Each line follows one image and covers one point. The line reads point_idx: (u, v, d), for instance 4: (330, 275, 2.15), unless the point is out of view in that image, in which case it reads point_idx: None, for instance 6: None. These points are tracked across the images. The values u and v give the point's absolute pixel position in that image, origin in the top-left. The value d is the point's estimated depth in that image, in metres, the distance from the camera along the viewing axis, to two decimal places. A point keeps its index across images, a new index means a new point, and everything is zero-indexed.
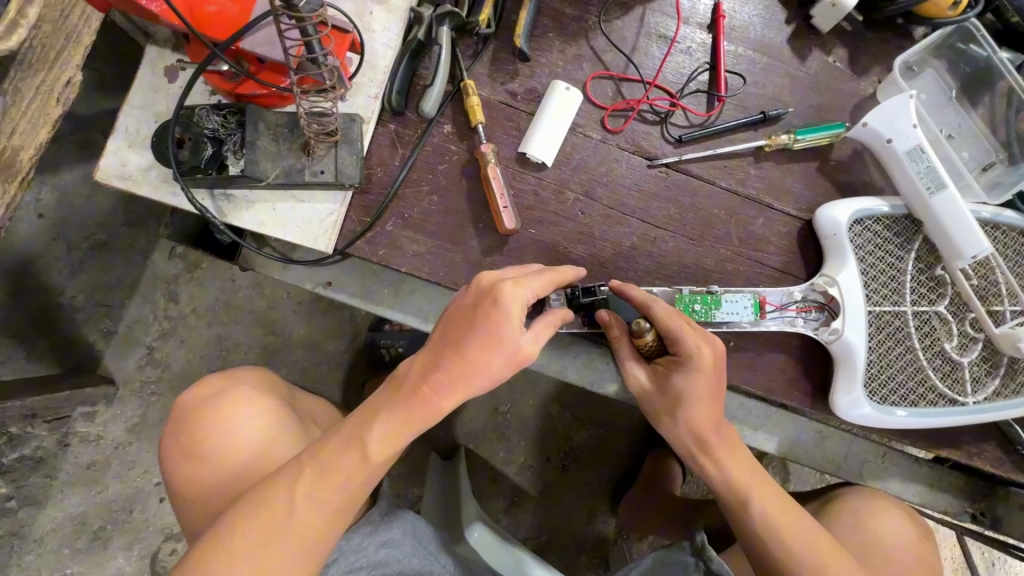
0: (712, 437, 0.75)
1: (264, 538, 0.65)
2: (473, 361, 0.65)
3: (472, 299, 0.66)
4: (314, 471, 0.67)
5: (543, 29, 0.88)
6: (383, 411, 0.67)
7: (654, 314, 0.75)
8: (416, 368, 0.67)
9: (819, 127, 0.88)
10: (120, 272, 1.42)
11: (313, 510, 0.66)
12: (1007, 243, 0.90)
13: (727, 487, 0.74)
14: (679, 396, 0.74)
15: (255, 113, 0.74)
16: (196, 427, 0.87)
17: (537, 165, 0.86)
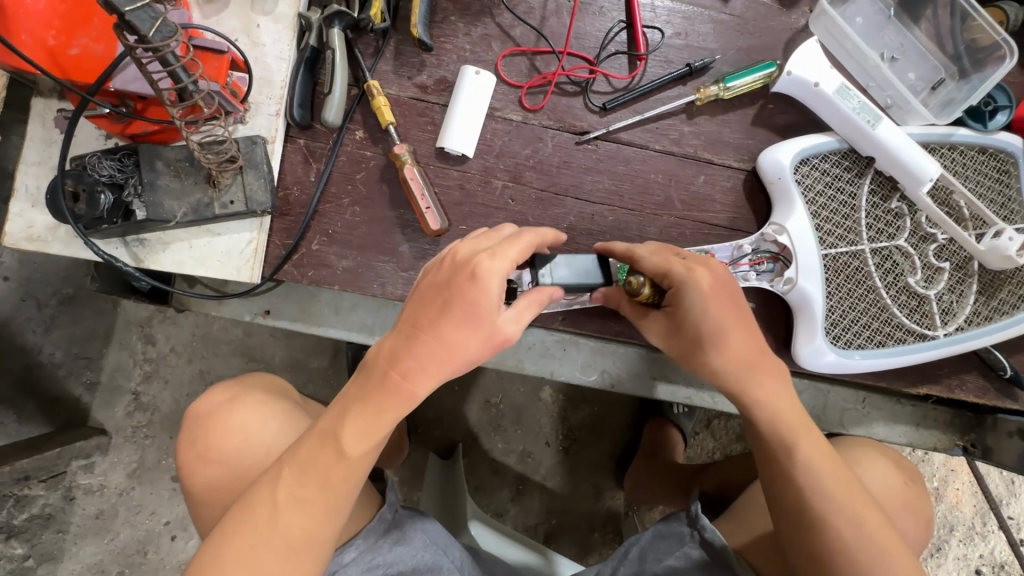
0: (737, 371, 0.67)
1: (247, 544, 0.60)
2: (452, 345, 0.57)
3: (444, 276, 0.58)
4: (294, 472, 0.61)
5: (444, 14, 0.83)
6: (355, 405, 0.59)
7: (638, 255, 0.69)
8: (386, 353, 0.58)
9: (749, 70, 0.83)
10: (94, 323, 1.39)
11: (296, 513, 0.61)
12: (966, 162, 0.85)
13: (770, 425, 0.67)
14: (700, 333, 0.66)
15: (150, 153, 0.71)
16: (211, 429, 0.82)
17: (458, 159, 0.83)
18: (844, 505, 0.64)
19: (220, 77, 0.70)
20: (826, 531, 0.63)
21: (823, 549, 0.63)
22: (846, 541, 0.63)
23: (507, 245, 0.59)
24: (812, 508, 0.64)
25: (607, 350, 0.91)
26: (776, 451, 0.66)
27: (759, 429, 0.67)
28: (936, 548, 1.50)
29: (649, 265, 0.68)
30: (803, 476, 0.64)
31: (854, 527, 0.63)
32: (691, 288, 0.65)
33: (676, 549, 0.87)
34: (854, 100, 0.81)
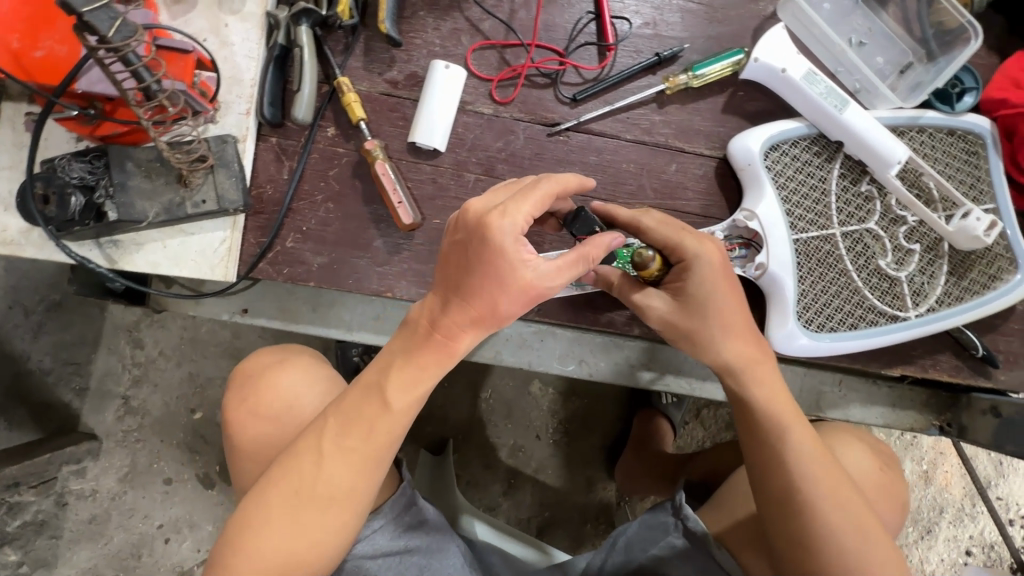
0: (739, 343, 0.70)
1: (297, 492, 0.61)
2: (492, 298, 0.58)
3: (463, 232, 0.59)
4: (340, 423, 0.62)
5: (413, 9, 0.84)
6: (399, 359, 0.62)
7: (646, 225, 0.71)
8: (427, 311, 0.61)
9: (717, 57, 0.84)
10: (82, 328, 1.39)
11: (343, 465, 0.61)
12: (934, 145, 0.86)
13: (765, 407, 0.68)
14: (704, 302, 0.69)
15: (120, 154, 0.72)
16: (262, 386, 0.80)
17: (430, 153, 0.83)
18: (830, 494, 0.65)
19: (186, 77, 0.70)
20: (810, 516, 0.64)
21: (806, 531, 0.64)
22: (830, 525, 0.64)
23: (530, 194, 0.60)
24: (799, 494, 0.65)
25: (583, 339, 0.92)
26: (769, 435, 0.68)
27: (752, 411, 0.69)
28: (926, 530, 1.51)
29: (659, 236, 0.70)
30: (793, 463, 0.66)
31: (838, 516, 0.64)
32: (702, 258, 0.69)
33: (661, 539, 0.87)
34: (821, 86, 0.82)
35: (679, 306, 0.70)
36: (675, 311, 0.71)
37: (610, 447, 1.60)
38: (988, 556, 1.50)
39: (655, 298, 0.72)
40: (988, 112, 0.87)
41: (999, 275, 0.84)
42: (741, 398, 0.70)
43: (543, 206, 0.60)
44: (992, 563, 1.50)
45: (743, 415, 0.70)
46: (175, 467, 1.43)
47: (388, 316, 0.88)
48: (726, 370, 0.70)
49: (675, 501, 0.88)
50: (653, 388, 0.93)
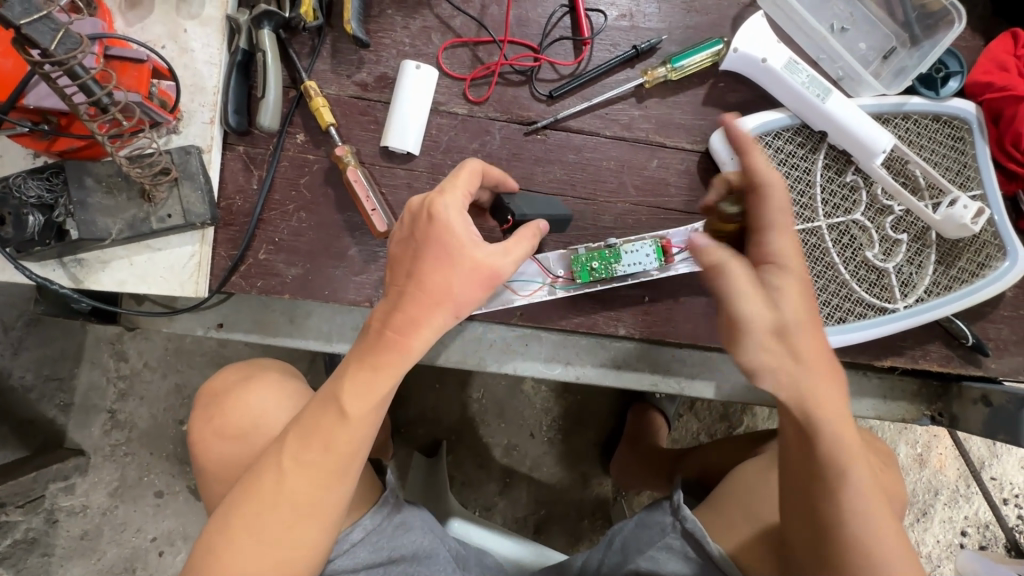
0: (815, 377, 0.57)
1: (259, 513, 0.58)
2: (439, 288, 0.57)
3: (409, 227, 0.60)
4: (299, 440, 0.59)
5: (380, 8, 0.81)
6: (354, 363, 0.59)
7: (768, 195, 0.60)
8: (380, 312, 0.59)
9: (696, 49, 0.82)
10: (63, 343, 1.34)
11: (306, 481, 0.58)
12: (920, 131, 0.84)
13: (827, 456, 0.57)
14: (799, 330, 0.57)
15: (78, 170, 0.69)
16: (227, 404, 0.79)
17: (404, 157, 0.81)
18: (886, 533, 0.58)
19: (142, 87, 0.67)
20: (867, 562, 0.57)
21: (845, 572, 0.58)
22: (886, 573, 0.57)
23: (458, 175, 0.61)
24: (853, 543, 0.58)
25: (570, 342, 0.91)
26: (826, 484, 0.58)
27: (812, 458, 0.58)
28: (922, 513, 1.51)
29: (769, 215, 0.61)
30: (850, 513, 0.57)
31: (891, 556, 0.58)
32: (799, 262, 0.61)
33: (659, 540, 0.86)
34: (803, 75, 0.80)
35: (780, 324, 0.57)
36: (770, 336, 0.56)
37: (604, 443, 1.52)
38: (984, 536, 1.51)
39: (759, 304, 0.57)
40: (975, 96, 0.85)
41: (988, 263, 0.83)
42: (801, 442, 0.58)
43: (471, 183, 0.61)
44: (987, 542, 1.51)
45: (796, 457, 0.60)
46: (166, 480, 1.38)
47: None
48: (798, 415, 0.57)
49: (672, 499, 0.87)
50: (640, 388, 0.92)
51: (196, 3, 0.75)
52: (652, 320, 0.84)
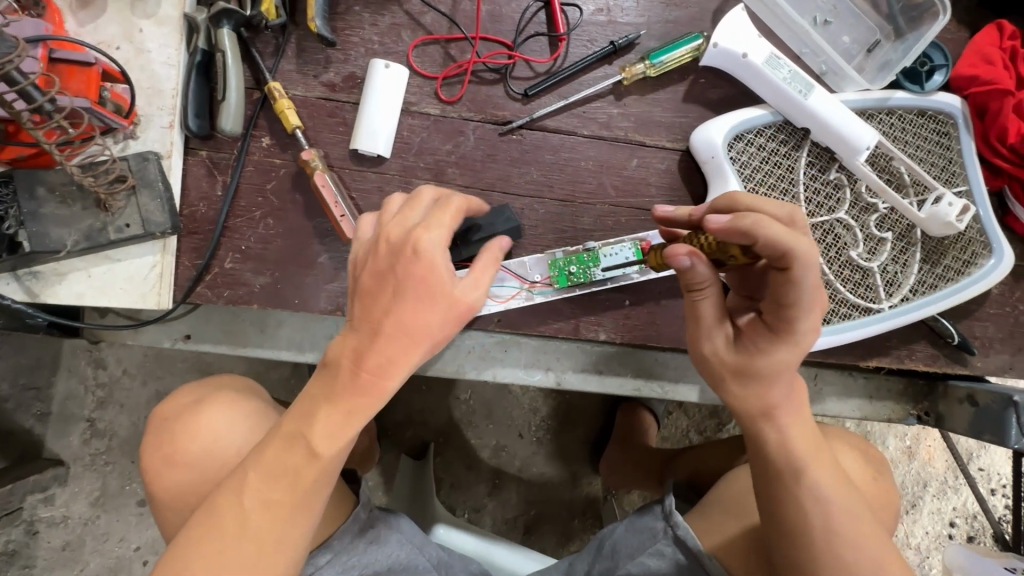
0: (772, 396, 0.63)
1: (215, 551, 0.54)
2: (414, 330, 0.54)
3: (385, 261, 0.54)
4: (263, 475, 0.55)
5: (347, 4, 0.78)
6: (323, 404, 0.55)
7: (800, 283, 0.56)
8: (350, 351, 0.55)
9: (675, 44, 0.79)
10: (38, 351, 1.28)
11: (268, 517, 0.55)
12: (905, 127, 0.82)
13: (779, 452, 0.63)
14: (761, 376, 0.62)
15: (29, 178, 0.66)
16: (178, 430, 0.76)
17: (375, 160, 0.78)
18: (857, 531, 0.60)
19: (91, 92, 0.65)
20: (834, 557, 0.59)
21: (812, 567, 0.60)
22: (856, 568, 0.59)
23: (441, 215, 0.55)
24: (817, 536, 0.60)
25: (550, 347, 0.89)
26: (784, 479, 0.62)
27: (767, 455, 0.63)
28: (911, 505, 1.51)
29: (803, 297, 0.57)
30: (812, 506, 0.61)
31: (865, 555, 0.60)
32: (805, 337, 0.61)
33: (649, 547, 0.84)
34: (785, 70, 0.77)
35: (736, 364, 0.63)
36: (728, 361, 0.64)
37: (594, 442, 1.50)
38: (972, 527, 1.51)
39: (718, 335, 0.65)
40: (959, 90, 0.83)
41: (974, 261, 0.82)
42: (753, 442, 0.65)
43: (450, 226, 0.55)
44: (975, 533, 1.51)
45: (756, 456, 0.65)
46: None
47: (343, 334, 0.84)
48: (750, 420, 0.64)
49: (665, 504, 0.85)
50: (624, 392, 0.90)
51: (152, 1, 0.72)
52: (633, 324, 0.82)
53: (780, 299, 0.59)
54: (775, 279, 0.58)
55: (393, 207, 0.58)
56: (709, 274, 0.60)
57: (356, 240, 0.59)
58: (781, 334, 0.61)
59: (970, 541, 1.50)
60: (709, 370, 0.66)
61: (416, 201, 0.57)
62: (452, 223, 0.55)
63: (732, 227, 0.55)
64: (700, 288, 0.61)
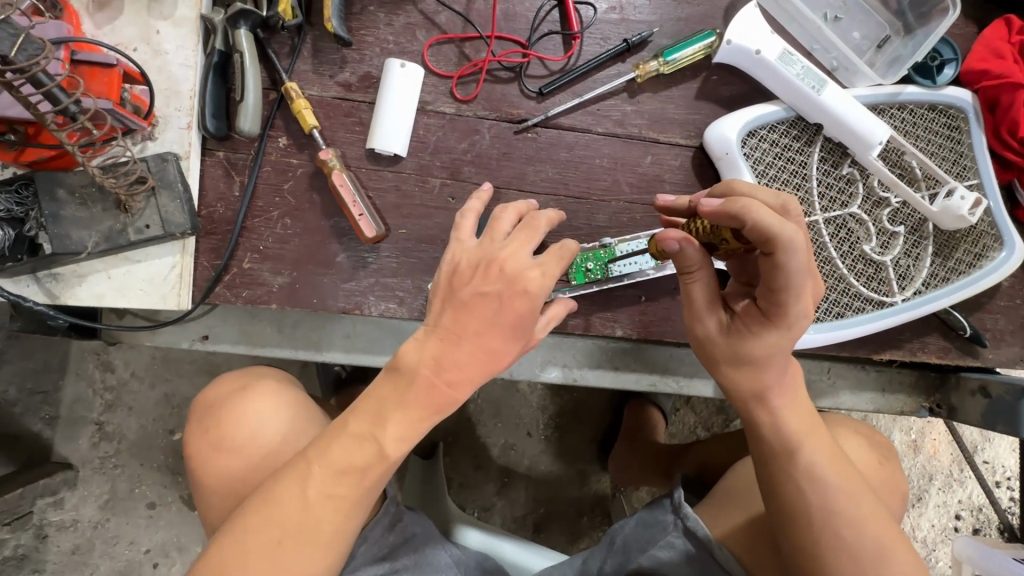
0: (768, 379, 0.64)
1: (278, 535, 0.59)
2: (490, 357, 0.60)
3: (491, 287, 0.59)
4: (327, 470, 0.60)
5: (362, 4, 0.78)
6: (396, 408, 0.60)
7: (787, 267, 0.55)
8: (428, 362, 0.60)
9: (689, 41, 0.79)
10: (46, 354, 1.28)
11: (328, 508, 0.60)
12: (916, 121, 0.83)
13: (773, 432, 0.64)
14: (755, 358, 0.63)
15: (49, 181, 0.66)
16: (223, 417, 0.77)
17: (391, 159, 0.78)
18: (856, 509, 0.61)
19: (113, 93, 0.64)
20: (833, 534, 0.61)
21: (812, 546, 0.61)
22: (855, 546, 0.60)
23: (547, 257, 0.61)
24: (813, 515, 0.62)
25: (564, 344, 0.89)
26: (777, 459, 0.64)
27: (761, 437, 0.65)
28: (917, 498, 1.51)
29: (790, 283, 0.57)
30: (806, 485, 0.62)
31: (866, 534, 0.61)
32: (796, 323, 0.61)
33: (660, 539, 0.85)
34: (797, 66, 0.78)
35: (728, 347, 0.64)
36: (723, 343, 0.65)
37: (603, 439, 1.50)
38: (978, 519, 1.52)
39: (711, 319, 0.65)
40: (970, 84, 0.84)
41: (985, 253, 0.83)
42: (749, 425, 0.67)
43: (533, 245, 0.62)
44: (981, 525, 1.52)
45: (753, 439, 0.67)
46: (160, 490, 1.31)
47: (359, 333, 0.85)
48: (746, 404, 0.66)
49: (673, 497, 0.86)
50: (638, 388, 0.91)
51: (169, 2, 0.72)
52: (649, 319, 0.82)
53: (770, 284, 0.58)
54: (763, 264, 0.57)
55: (502, 226, 0.64)
56: (701, 256, 0.61)
57: (455, 243, 0.63)
58: (773, 318, 0.61)
59: (976, 533, 1.51)
60: (703, 350, 0.67)
61: (500, 220, 0.64)
62: (534, 247, 0.61)
63: (722, 212, 0.56)
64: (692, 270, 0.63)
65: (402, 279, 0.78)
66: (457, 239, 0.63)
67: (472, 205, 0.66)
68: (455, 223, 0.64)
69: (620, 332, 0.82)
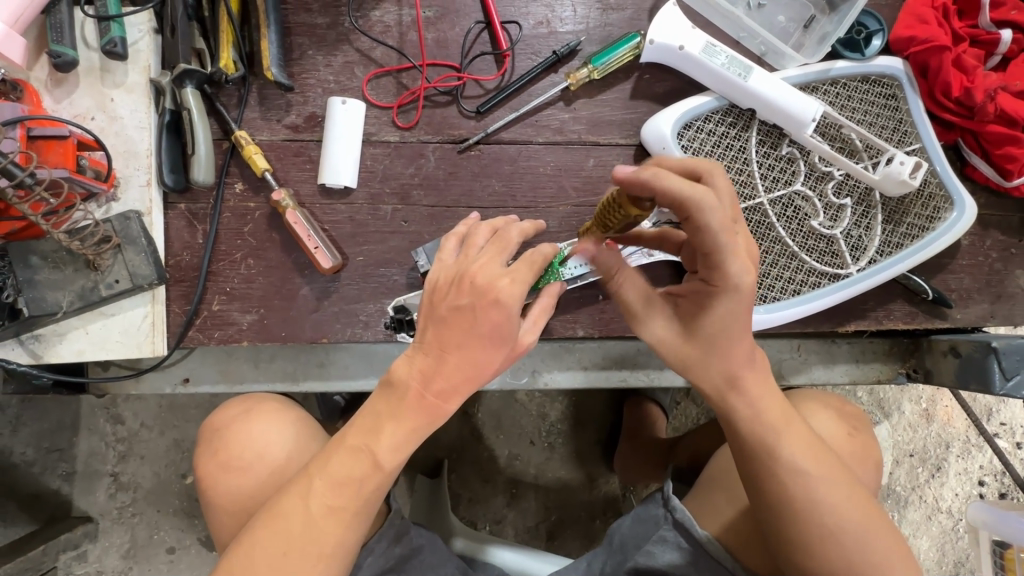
0: (735, 368, 0.64)
1: (283, 548, 0.61)
2: (476, 366, 0.62)
3: (466, 299, 0.61)
4: (327, 483, 0.63)
5: (301, 50, 0.82)
6: (390, 421, 0.63)
7: (709, 225, 0.55)
8: (416, 372, 0.63)
9: (614, 45, 0.82)
10: (59, 413, 1.33)
11: (330, 520, 0.62)
12: (850, 94, 0.85)
13: (750, 430, 0.64)
14: (716, 335, 0.62)
15: (23, 250, 0.71)
16: (231, 439, 0.79)
17: (343, 192, 0.82)
18: (839, 495, 0.63)
19: (68, 162, 0.69)
20: (818, 524, 0.63)
21: (803, 537, 0.63)
22: (838, 529, 0.63)
23: (518, 265, 0.62)
24: (796, 507, 0.63)
25: (533, 350, 0.92)
26: (763, 458, 0.64)
27: (740, 435, 0.65)
28: (937, 468, 1.48)
29: (719, 243, 0.56)
30: (791, 481, 0.63)
31: (849, 520, 0.63)
32: (741, 284, 0.59)
33: (653, 534, 0.85)
34: (721, 56, 0.80)
35: (683, 334, 0.64)
36: (679, 334, 0.65)
37: (606, 440, 1.50)
38: (1002, 483, 1.49)
39: (656, 316, 0.66)
40: (901, 50, 0.85)
41: (937, 215, 0.83)
42: (728, 418, 0.66)
43: (503, 257, 0.64)
44: (1006, 489, 1.49)
45: (732, 438, 0.66)
46: (178, 535, 1.34)
47: (332, 361, 0.89)
48: (722, 399, 0.65)
49: (664, 492, 0.86)
50: (611, 385, 0.93)
51: (120, 71, 0.77)
52: (609, 316, 0.84)
53: (701, 248, 0.58)
54: (687, 231, 0.57)
55: (477, 241, 0.67)
56: (615, 258, 0.67)
57: (437, 263, 0.67)
58: (719, 287, 0.60)
59: (1002, 498, 1.47)
60: (664, 350, 0.66)
61: (475, 235, 0.68)
62: (506, 257, 0.64)
63: (635, 184, 0.56)
64: (611, 274, 0.67)
65: (365, 304, 0.81)
66: (439, 260, 0.67)
67: (457, 230, 0.71)
68: (437, 245, 0.68)
69: (583, 331, 0.84)
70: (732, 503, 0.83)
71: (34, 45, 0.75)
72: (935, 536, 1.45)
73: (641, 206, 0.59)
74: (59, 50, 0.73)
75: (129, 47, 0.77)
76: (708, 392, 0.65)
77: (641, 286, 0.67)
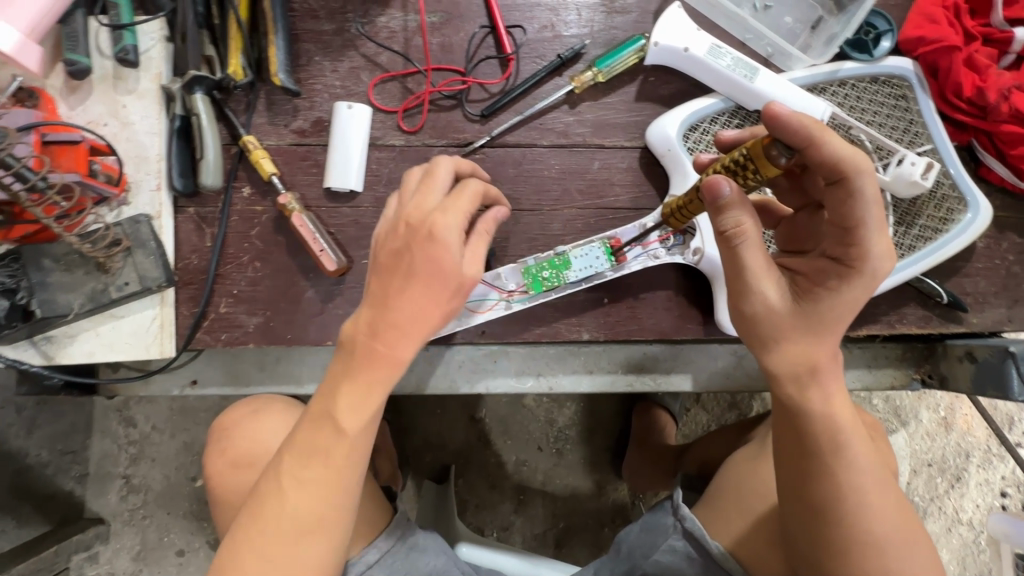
0: (823, 357, 0.59)
1: (270, 533, 0.57)
2: (424, 314, 0.57)
3: (401, 242, 0.57)
4: (297, 459, 0.58)
5: (308, 56, 0.83)
6: (344, 382, 0.58)
7: (863, 191, 0.54)
8: (365, 327, 0.58)
9: (619, 48, 0.82)
10: (72, 416, 1.34)
11: (307, 496, 0.58)
12: (859, 95, 0.83)
13: (823, 423, 0.60)
14: (829, 319, 0.58)
15: (36, 253, 0.73)
16: (241, 437, 0.80)
17: (348, 196, 0.82)
18: (885, 501, 0.62)
19: (80, 166, 0.71)
20: (864, 529, 0.61)
21: (849, 539, 0.61)
22: (881, 538, 0.61)
23: (455, 206, 0.58)
24: (846, 507, 0.60)
25: (538, 353, 0.92)
26: (825, 455, 0.60)
27: (812, 430, 0.61)
28: (956, 478, 1.44)
29: (867, 215, 0.55)
30: (844, 479, 0.60)
31: (892, 528, 0.61)
32: (877, 267, 0.56)
33: (662, 543, 0.83)
34: (727, 57, 0.80)
35: (794, 312, 0.59)
36: (788, 309, 0.59)
37: (615, 446, 1.48)
38: None
39: (768, 288, 0.59)
40: (909, 51, 0.84)
41: (951, 216, 0.81)
42: (796, 410, 0.61)
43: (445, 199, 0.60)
44: None
45: (792, 433, 0.63)
46: (188, 537, 1.35)
47: None
48: (800, 387, 0.60)
49: (673, 500, 0.85)
50: (617, 389, 0.92)
51: (132, 78, 0.78)
52: (615, 320, 0.83)
53: (845, 220, 0.56)
54: (835, 195, 0.56)
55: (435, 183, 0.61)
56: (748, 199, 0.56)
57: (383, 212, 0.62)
58: (854, 267, 0.57)
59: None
60: (766, 326, 0.60)
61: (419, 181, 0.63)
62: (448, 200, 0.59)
63: (795, 126, 0.52)
64: (736, 228, 0.56)
65: None
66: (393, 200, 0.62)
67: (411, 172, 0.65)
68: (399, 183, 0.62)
69: (588, 334, 0.83)
70: (745, 513, 0.80)
71: (51, 54, 0.77)
72: (956, 548, 1.41)
73: (777, 163, 0.55)
74: (73, 59, 0.75)
75: (142, 55, 0.78)
76: (780, 377, 0.61)
77: (764, 253, 0.57)
